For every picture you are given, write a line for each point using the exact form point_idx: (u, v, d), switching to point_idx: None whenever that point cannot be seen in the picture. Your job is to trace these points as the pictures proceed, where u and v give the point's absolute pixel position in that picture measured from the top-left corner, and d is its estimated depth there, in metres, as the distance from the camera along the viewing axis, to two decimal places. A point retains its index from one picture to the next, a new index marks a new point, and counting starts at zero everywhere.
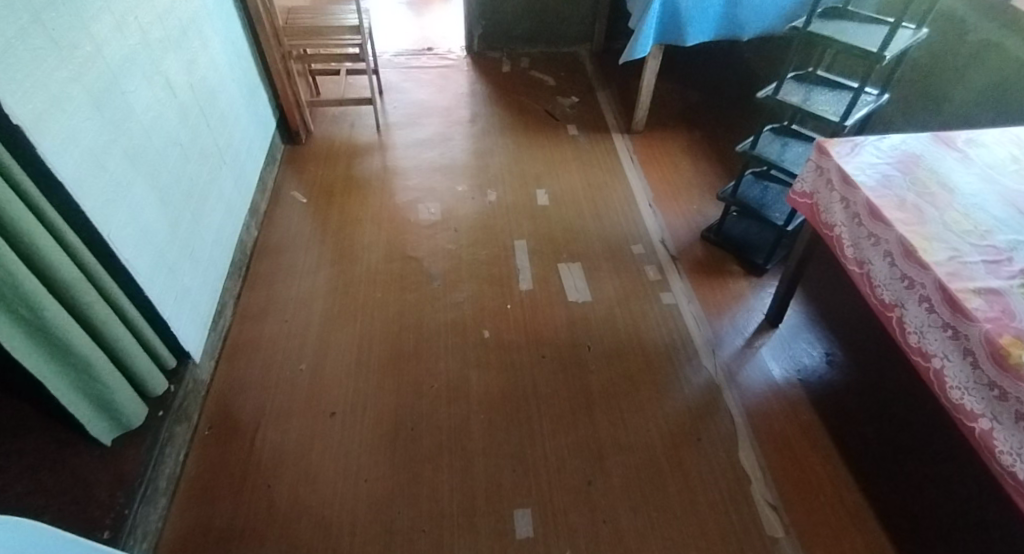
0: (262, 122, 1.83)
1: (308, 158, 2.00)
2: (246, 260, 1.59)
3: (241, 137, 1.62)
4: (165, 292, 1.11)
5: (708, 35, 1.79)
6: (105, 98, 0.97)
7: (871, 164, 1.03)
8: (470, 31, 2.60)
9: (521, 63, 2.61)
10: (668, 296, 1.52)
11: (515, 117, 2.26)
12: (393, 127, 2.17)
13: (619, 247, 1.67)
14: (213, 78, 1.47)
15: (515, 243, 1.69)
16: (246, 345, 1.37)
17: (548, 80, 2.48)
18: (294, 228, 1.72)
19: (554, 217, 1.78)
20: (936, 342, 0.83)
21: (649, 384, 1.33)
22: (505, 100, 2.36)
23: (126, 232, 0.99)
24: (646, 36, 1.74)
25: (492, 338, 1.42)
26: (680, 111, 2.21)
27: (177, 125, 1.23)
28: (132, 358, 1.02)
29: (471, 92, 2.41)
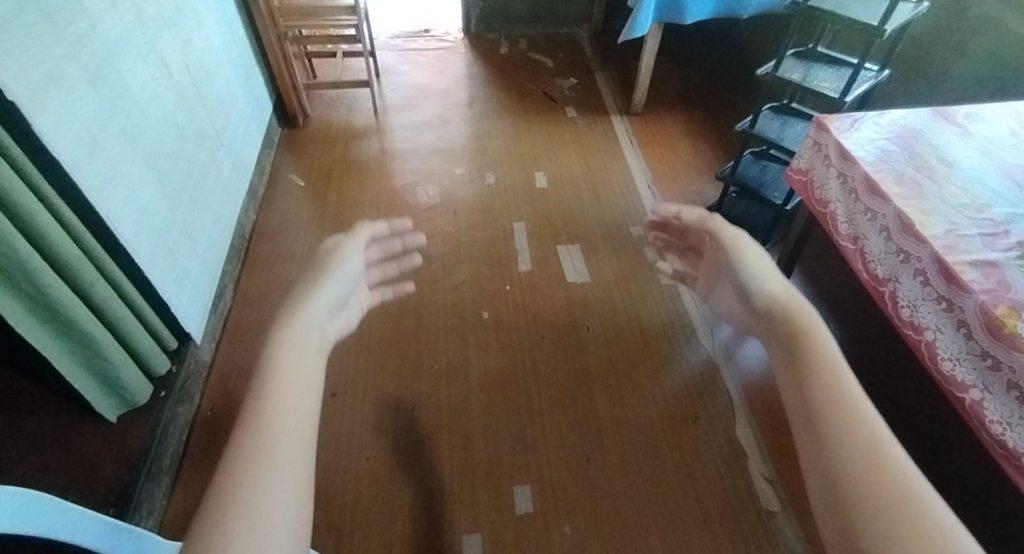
0: (259, 105, 1.82)
1: (306, 141, 2.00)
2: (245, 243, 1.59)
3: (237, 119, 1.61)
4: (164, 273, 1.12)
5: (708, 12, 1.77)
6: (101, 77, 0.96)
7: (870, 139, 1.03)
8: (468, 11, 2.57)
9: (519, 44, 2.58)
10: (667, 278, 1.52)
11: (513, 99, 2.24)
12: (391, 110, 2.16)
13: (618, 229, 1.68)
14: (209, 59, 1.46)
15: (513, 225, 1.69)
16: (247, 327, 1.38)
17: (547, 62, 2.46)
18: (294, 212, 1.72)
19: (553, 199, 1.79)
20: (928, 314, 0.83)
21: (646, 362, 1.34)
22: (503, 82, 2.34)
23: (123, 213, 0.99)
24: (648, 9, 1.71)
25: (491, 319, 1.43)
26: (680, 92, 2.20)
27: (173, 105, 1.22)
28: (134, 336, 1.03)
29: (469, 73, 2.39)
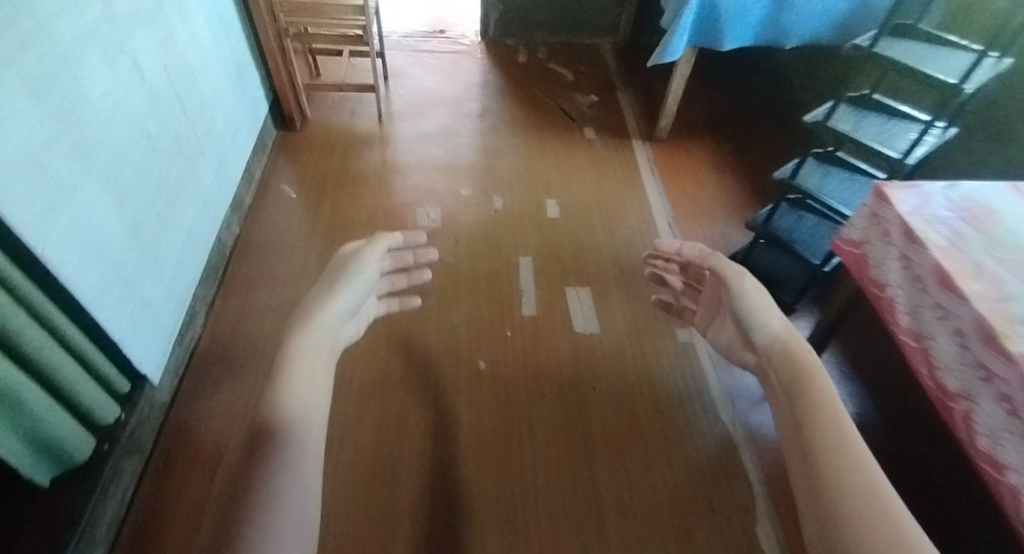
0: (252, 106, 1.67)
1: (302, 145, 1.85)
2: (224, 261, 1.45)
3: (224, 123, 1.47)
4: (118, 310, 0.97)
5: (748, 40, 1.62)
6: (48, 86, 0.82)
7: (939, 217, 0.88)
8: (486, 14, 2.42)
9: (538, 53, 2.43)
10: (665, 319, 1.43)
11: (528, 113, 2.09)
12: (396, 117, 2.02)
13: (632, 270, 1.54)
14: (195, 57, 1.31)
15: (519, 259, 1.55)
16: (215, 361, 1.24)
17: (567, 74, 2.31)
18: (281, 227, 1.58)
19: (564, 231, 1.64)
20: (1015, 453, 0.69)
21: (657, 436, 1.19)
22: (519, 93, 2.19)
23: (66, 245, 0.84)
24: (686, 27, 1.55)
25: (487, 369, 1.29)
26: (707, 118, 2.05)
27: (145, 112, 1.08)
28: (75, 386, 0.88)
29: (483, 82, 2.24)
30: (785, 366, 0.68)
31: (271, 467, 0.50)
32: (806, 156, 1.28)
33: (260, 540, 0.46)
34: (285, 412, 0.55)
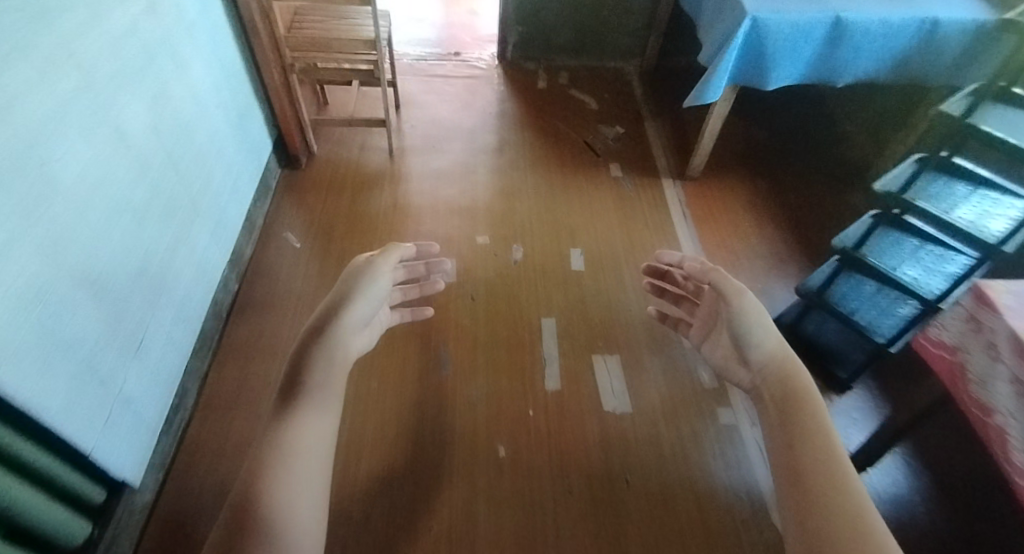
0: (254, 149, 1.55)
1: (309, 186, 1.74)
2: (221, 324, 1.33)
3: (223, 174, 1.35)
4: (94, 418, 0.85)
5: (797, 79, 1.47)
6: (8, 179, 0.70)
7: None
8: (505, 37, 2.28)
9: (559, 78, 2.29)
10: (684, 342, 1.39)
11: (549, 147, 1.96)
12: (409, 152, 1.89)
13: (665, 335, 1.40)
14: (191, 109, 1.19)
15: (542, 320, 1.42)
16: (208, 447, 1.12)
17: (590, 102, 2.17)
18: (284, 282, 1.46)
19: (590, 287, 1.50)
20: None
21: (701, 546, 1.06)
22: (539, 124, 2.06)
23: (28, 362, 0.72)
24: (731, 61, 1.40)
25: (509, 458, 1.16)
26: (743, 155, 1.90)
27: (130, 183, 0.96)
28: (39, 518, 0.77)
29: (500, 111, 2.11)
30: (780, 387, 0.76)
31: (314, 386, 0.70)
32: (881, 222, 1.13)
33: (312, 393, 0.69)
34: (337, 325, 0.79)
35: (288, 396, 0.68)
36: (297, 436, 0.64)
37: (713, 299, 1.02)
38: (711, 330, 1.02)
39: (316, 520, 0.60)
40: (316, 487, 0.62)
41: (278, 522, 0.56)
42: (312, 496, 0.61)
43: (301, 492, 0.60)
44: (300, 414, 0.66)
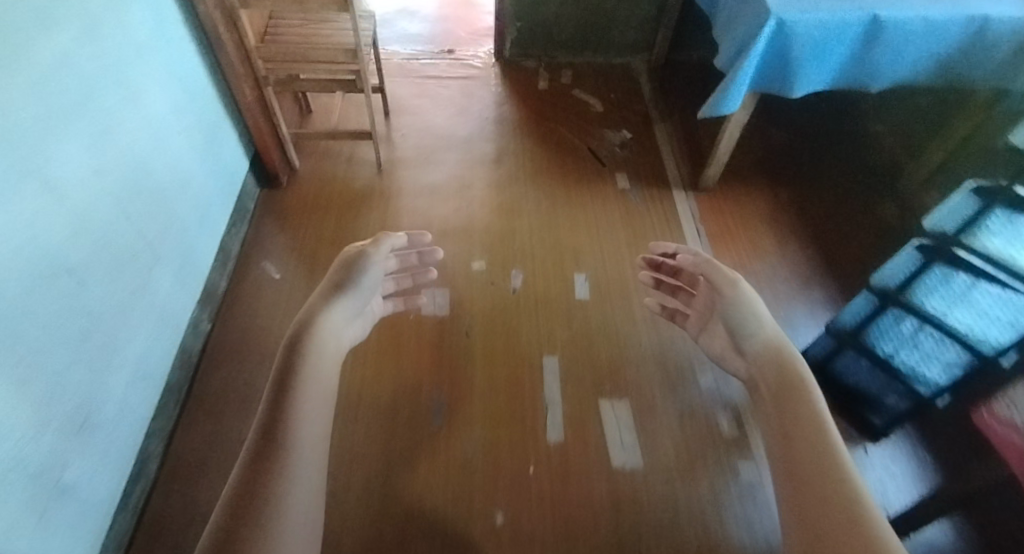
0: (227, 172, 1.42)
1: (291, 207, 1.61)
2: (191, 373, 1.22)
3: (190, 205, 1.22)
4: (25, 526, 0.74)
5: (825, 84, 1.32)
6: None
7: None
8: (502, 32, 2.12)
9: (561, 76, 2.13)
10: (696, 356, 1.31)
11: (550, 155, 1.81)
12: (400, 165, 1.75)
13: (678, 374, 1.28)
14: (147, 141, 1.06)
15: (543, 359, 1.29)
16: (175, 521, 1.03)
17: (594, 103, 2.02)
18: (262, 319, 1.34)
19: (596, 319, 1.38)
20: None
21: None
22: (539, 130, 1.91)
23: None
24: (752, 66, 1.25)
25: (506, 527, 1.05)
26: (762, 162, 1.75)
27: (67, 244, 0.83)
28: None
29: (498, 116, 1.96)
30: (776, 374, 0.78)
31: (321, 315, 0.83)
32: (935, 262, 1.01)
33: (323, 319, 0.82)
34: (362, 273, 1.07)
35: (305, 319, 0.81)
36: (308, 368, 0.71)
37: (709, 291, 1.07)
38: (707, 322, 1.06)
39: (319, 437, 0.66)
40: (321, 412, 0.69)
41: (296, 431, 0.62)
42: (333, 379, 0.75)
43: (314, 411, 0.67)
44: (309, 353, 0.73)
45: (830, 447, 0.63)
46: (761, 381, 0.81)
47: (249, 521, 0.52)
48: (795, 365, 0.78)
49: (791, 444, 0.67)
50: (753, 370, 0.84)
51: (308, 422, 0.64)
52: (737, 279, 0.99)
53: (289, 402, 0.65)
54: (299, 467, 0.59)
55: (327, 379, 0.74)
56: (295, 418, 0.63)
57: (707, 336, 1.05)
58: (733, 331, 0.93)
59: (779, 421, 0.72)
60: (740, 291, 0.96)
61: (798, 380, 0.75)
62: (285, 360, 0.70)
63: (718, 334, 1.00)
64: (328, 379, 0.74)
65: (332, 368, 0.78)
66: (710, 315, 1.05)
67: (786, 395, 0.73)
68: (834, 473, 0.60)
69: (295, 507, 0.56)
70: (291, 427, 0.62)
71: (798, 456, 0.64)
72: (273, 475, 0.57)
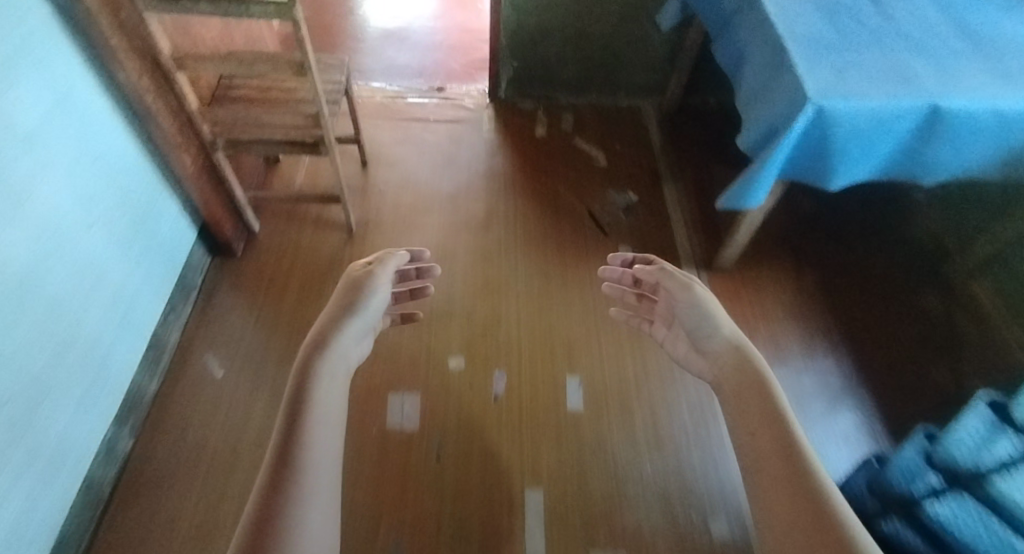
0: (162, 251, 1.22)
1: (244, 282, 1.40)
2: (100, 510, 1.02)
3: (102, 310, 1.02)
4: None
5: (867, 174, 1.12)
6: None
7: None
8: (496, 71, 1.89)
9: (561, 121, 1.91)
10: (685, 403, 1.25)
11: (546, 220, 1.61)
12: (374, 230, 1.55)
13: (685, 521, 1.08)
14: (33, 258, 0.85)
15: (526, 496, 1.10)
16: None
17: (597, 155, 1.80)
18: (196, 433, 1.14)
19: (590, 441, 1.17)
20: None
21: None
22: (534, 187, 1.70)
23: None
24: (782, 156, 1.06)
25: None
26: (786, 236, 1.54)
27: None
28: None
29: (488, 169, 1.75)
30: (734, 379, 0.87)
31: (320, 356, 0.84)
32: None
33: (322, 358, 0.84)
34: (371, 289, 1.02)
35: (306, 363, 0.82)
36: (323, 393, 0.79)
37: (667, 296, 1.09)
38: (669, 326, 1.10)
39: (331, 481, 0.71)
40: (334, 429, 0.77)
41: (306, 459, 0.69)
42: (336, 431, 0.77)
43: (331, 425, 0.76)
44: (321, 378, 0.80)
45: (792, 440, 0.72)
46: (722, 379, 0.89)
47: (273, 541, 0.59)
48: (752, 363, 0.86)
49: (766, 462, 0.72)
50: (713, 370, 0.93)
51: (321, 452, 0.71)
52: (691, 282, 1.02)
53: (304, 430, 0.71)
54: (313, 492, 0.66)
55: (337, 406, 0.81)
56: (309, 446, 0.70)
57: (672, 339, 1.09)
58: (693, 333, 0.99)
59: (750, 424, 0.78)
60: (695, 295, 1.00)
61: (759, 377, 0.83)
62: (297, 393, 0.76)
63: (681, 336, 1.05)
64: (339, 400, 0.82)
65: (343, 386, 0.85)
66: (673, 318, 1.08)
67: (754, 403, 0.78)
68: (808, 481, 0.66)
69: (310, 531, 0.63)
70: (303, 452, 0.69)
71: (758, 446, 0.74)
72: (287, 503, 0.63)
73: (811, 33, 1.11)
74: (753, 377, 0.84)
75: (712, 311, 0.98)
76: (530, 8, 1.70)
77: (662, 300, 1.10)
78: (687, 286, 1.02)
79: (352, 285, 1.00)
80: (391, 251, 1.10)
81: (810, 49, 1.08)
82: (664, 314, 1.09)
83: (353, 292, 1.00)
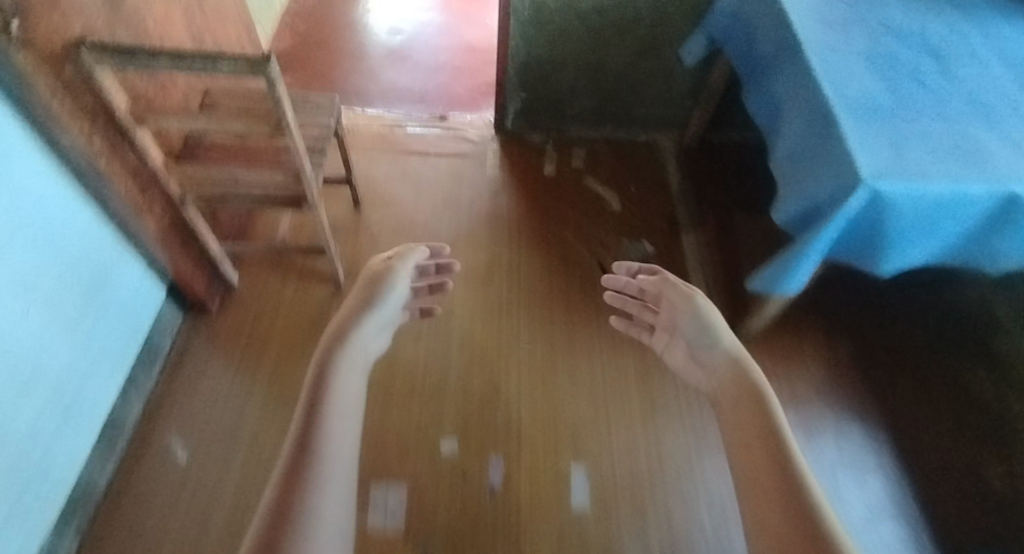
0: (122, 319, 1.10)
1: (220, 344, 1.27)
2: None
3: (37, 407, 0.90)
4: None
5: (922, 257, 0.98)
6: None
7: None
8: (502, 102, 1.74)
9: (572, 157, 1.76)
10: (704, 505, 1.13)
11: (553, 274, 1.47)
12: None
13: None
14: None
15: None
16: None
17: (610, 198, 1.66)
18: (158, 530, 1.03)
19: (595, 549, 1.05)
20: None
21: None
22: (541, 234, 1.57)
23: None
24: (830, 236, 0.92)
25: None
26: (818, 300, 1.40)
27: None
28: None
29: (492, 213, 1.61)
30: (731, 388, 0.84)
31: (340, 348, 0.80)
32: None
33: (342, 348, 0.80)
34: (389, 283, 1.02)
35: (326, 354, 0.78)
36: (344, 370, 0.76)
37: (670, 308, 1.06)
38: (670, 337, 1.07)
39: (349, 473, 0.64)
40: (354, 412, 0.72)
41: (323, 458, 0.62)
42: (356, 423, 0.71)
43: (351, 404, 0.72)
44: (339, 371, 0.75)
45: (776, 428, 0.70)
46: (721, 391, 0.85)
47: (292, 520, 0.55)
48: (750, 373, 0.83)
49: (748, 451, 0.71)
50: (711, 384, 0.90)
51: (343, 430, 0.67)
52: (691, 293, 1.00)
53: (324, 406, 0.67)
54: (332, 470, 0.62)
55: (358, 396, 0.75)
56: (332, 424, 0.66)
57: (672, 349, 1.06)
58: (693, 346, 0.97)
59: (737, 421, 0.77)
60: (696, 307, 0.98)
61: (757, 387, 0.79)
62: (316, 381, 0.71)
63: (681, 348, 1.03)
64: (360, 393, 0.77)
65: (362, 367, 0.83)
66: (673, 329, 1.05)
67: (745, 402, 0.77)
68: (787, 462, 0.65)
69: (328, 508, 0.59)
70: (323, 430, 0.64)
71: (744, 439, 0.73)
72: (305, 486, 0.59)
73: (864, 95, 0.97)
74: (747, 386, 0.81)
75: (715, 322, 0.95)
76: (540, 39, 1.55)
77: (663, 310, 1.07)
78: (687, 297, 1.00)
79: (375, 280, 1.03)
80: (410, 247, 1.13)
81: (864, 115, 0.94)
82: (665, 323, 1.07)
83: (375, 284, 1.02)
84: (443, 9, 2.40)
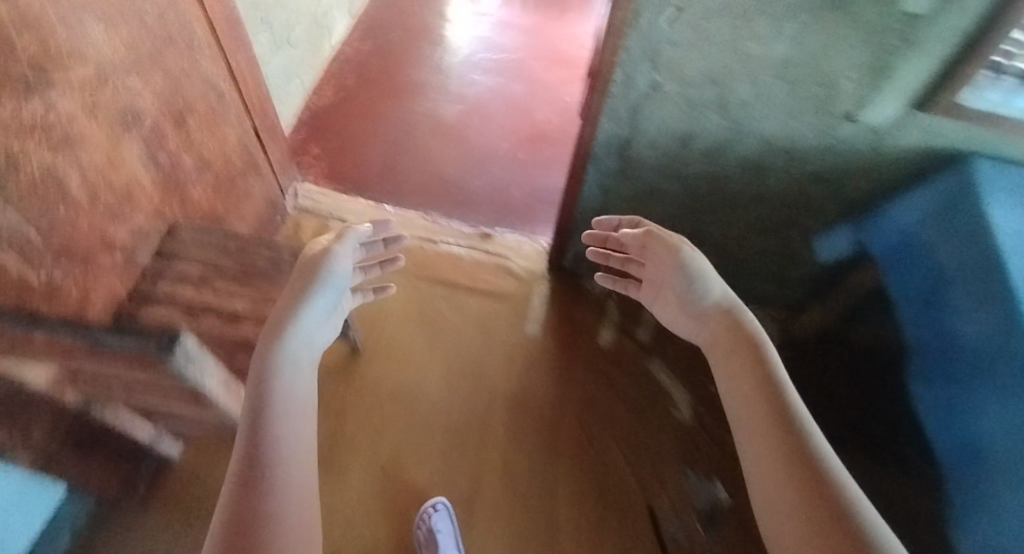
0: None
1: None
2: None
3: None
4: None
5: None
6: None
7: None
8: (562, 242, 1.37)
9: (637, 320, 1.38)
10: None
11: (583, 511, 1.12)
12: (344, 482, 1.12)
13: None
14: None
15: None
16: None
17: (677, 398, 1.27)
18: None
19: None
20: None
21: None
22: (577, 437, 1.21)
23: None
24: None
25: None
26: None
27: None
28: None
29: (519, 392, 1.27)
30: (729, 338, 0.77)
31: (276, 333, 0.70)
32: None
33: (274, 326, 0.71)
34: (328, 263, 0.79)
35: (269, 335, 0.70)
36: (290, 348, 0.69)
37: (656, 262, 0.91)
38: (657, 292, 0.92)
39: (304, 455, 0.60)
40: (309, 395, 0.67)
41: (277, 441, 0.58)
42: (303, 391, 0.66)
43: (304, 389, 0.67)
44: (276, 371, 0.65)
45: (788, 407, 0.64)
46: (715, 348, 0.79)
47: (257, 520, 0.51)
48: (745, 325, 0.76)
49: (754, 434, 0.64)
50: (706, 339, 0.83)
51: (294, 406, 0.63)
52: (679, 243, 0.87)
53: (267, 403, 0.61)
54: (281, 466, 0.56)
55: (304, 394, 0.66)
56: (276, 397, 0.62)
57: (660, 307, 0.92)
58: (683, 301, 0.86)
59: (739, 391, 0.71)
60: (683, 257, 0.85)
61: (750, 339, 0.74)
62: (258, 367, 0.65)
63: (671, 302, 0.89)
64: (309, 387, 0.68)
65: (310, 359, 0.72)
66: (661, 283, 0.91)
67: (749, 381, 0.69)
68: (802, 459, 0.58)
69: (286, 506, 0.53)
70: (271, 428, 0.59)
71: (750, 418, 0.66)
72: (262, 488, 0.54)
73: None
74: (747, 339, 0.74)
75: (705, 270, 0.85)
76: (622, 192, 1.17)
77: (648, 266, 0.92)
78: (672, 244, 0.87)
79: (306, 266, 0.79)
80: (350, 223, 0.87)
81: None
82: (650, 281, 0.93)
83: (307, 274, 0.78)
84: (517, 77, 2.06)
